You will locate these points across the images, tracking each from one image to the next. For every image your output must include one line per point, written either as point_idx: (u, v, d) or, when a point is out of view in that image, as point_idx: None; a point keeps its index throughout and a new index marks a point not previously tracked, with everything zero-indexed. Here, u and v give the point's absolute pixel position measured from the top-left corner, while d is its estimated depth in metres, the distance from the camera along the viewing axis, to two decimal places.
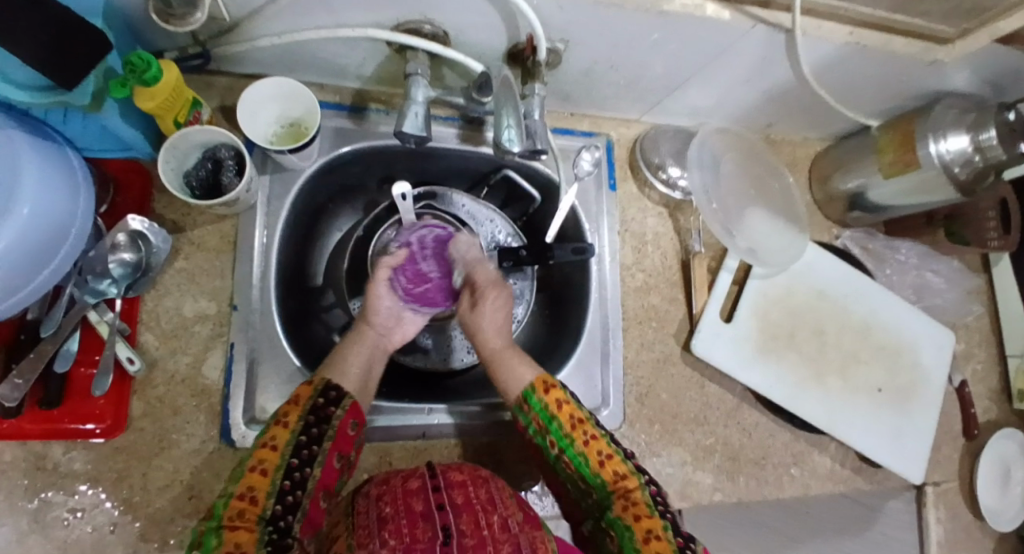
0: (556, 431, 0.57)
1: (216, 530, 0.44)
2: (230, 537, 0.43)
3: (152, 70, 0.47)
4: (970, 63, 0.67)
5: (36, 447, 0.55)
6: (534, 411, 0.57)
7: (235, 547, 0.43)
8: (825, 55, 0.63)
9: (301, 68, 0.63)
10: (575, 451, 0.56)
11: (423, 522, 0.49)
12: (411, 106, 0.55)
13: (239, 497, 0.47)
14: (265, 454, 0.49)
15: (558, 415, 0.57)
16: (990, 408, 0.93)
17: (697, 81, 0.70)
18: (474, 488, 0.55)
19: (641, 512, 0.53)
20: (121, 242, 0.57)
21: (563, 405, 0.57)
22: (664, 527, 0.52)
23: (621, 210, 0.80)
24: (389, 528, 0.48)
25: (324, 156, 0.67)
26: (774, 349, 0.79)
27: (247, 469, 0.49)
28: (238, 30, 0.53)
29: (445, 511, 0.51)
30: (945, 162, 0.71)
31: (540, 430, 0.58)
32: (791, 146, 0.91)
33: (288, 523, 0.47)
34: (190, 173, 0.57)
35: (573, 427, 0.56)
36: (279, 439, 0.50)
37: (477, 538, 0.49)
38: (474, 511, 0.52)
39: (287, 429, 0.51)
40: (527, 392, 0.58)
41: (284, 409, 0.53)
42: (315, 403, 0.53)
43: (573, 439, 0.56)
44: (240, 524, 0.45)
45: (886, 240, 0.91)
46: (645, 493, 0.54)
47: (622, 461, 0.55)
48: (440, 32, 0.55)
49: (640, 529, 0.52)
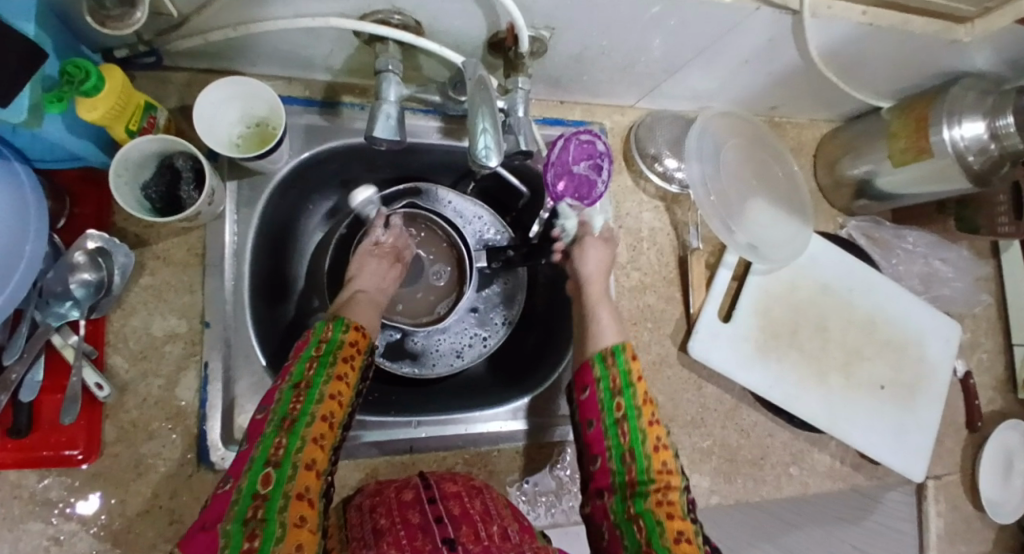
0: (629, 399, 0.56)
1: (298, 451, 0.43)
2: (309, 471, 0.42)
3: (93, 79, 0.43)
4: (992, 43, 0.62)
5: (7, 476, 0.52)
6: (618, 369, 0.57)
7: (308, 491, 0.41)
8: (837, 37, 0.58)
9: (263, 62, 0.58)
10: (637, 425, 0.55)
11: (422, 534, 0.47)
12: (383, 106, 0.50)
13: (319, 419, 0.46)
14: (341, 387, 0.48)
15: (636, 383, 0.57)
16: (994, 398, 0.91)
17: (697, 64, 0.66)
18: (468, 499, 0.53)
19: (675, 512, 0.51)
20: (81, 261, 0.54)
21: (639, 379, 0.58)
22: (693, 531, 0.51)
23: (616, 204, 0.76)
24: (387, 540, 0.47)
25: (296, 157, 0.63)
26: (776, 348, 0.76)
27: (325, 395, 0.47)
28: (189, 24, 0.49)
29: (443, 523, 0.48)
30: (959, 149, 0.67)
31: (611, 389, 0.57)
32: (796, 129, 0.86)
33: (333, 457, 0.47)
34: (149, 185, 0.52)
35: (645, 403, 0.56)
36: (350, 378, 0.50)
37: (481, 547, 0.46)
38: (472, 522, 0.50)
39: (356, 370, 0.51)
40: (618, 348, 0.59)
41: (350, 348, 0.51)
42: (370, 357, 0.53)
43: (641, 413, 0.55)
44: (314, 457, 0.43)
45: (894, 228, 0.87)
46: (681, 496, 0.53)
47: (674, 457, 0.55)
48: (411, 22, 0.50)
49: (672, 529, 0.50)
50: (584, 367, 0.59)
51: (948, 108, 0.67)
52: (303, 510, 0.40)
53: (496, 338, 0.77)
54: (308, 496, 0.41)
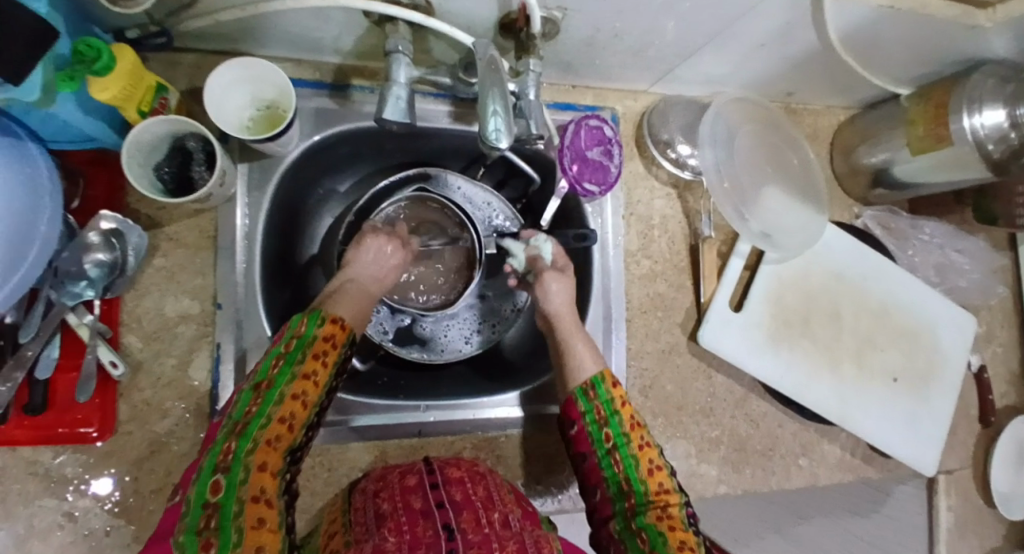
0: (616, 427, 0.57)
1: (251, 452, 0.43)
2: (262, 474, 0.43)
3: (104, 58, 0.43)
4: (1015, 28, 0.60)
5: (23, 453, 0.53)
6: (601, 399, 0.59)
7: (263, 492, 0.42)
8: (855, 19, 0.57)
9: (272, 43, 0.58)
10: (628, 451, 0.56)
11: (423, 520, 0.48)
12: (393, 89, 0.50)
13: (277, 420, 0.46)
14: (307, 386, 0.49)
15: (620, 411, 0.58)
16: (1009, 392, 0.90)
17: (711, 48, 0.64)
18: (472, 485, 0.54)
19: (676, 525, 0.52)
20: (94, 241, 0.54)
21: (624, 405, 0.59)
22: (697, 542, 0.52)
23: (627, 191, 0.75)
24: (388, 525, 0.48)
25: (306, 140, 0.63)
26: (787, 338, 0.76)
27: (286, 394, 0.47)
28: (199, 4, 0.49)
29: (445, 509, 0.50)
30: (979, 138, 0.65)
31: (597, 420, 0.58)
32: (812, 116, 0.85)
33: (298, 456, 0.48)
34: (161, 166, 0.53)
35: (632, 428, 0.58)
36: (317, 377, 0.50)
37: (481, 535, 0.47)
38: (474, 508, 0.51)
39: (326, 367, 0.51)
40: (597, 379, 0.60)
41: (321, 344, 0.51)
42: (347, 353, 0.53)
43: (630, 438, 0.57)
44: (269, 456, 0.44)
45: (910, 217, 0.86)
46: (681, 510, 0.54)
47: (668, 476, 0.56)
48: (422, 3, 0.50)
49: (675, 538, 0.51)
50: (568, 404, 0.60)
51: (969, 96, 0.66)
52: (259, 512, 0.41)
53: (505, 327, 0.77)
54: (263, 496, 0.42)
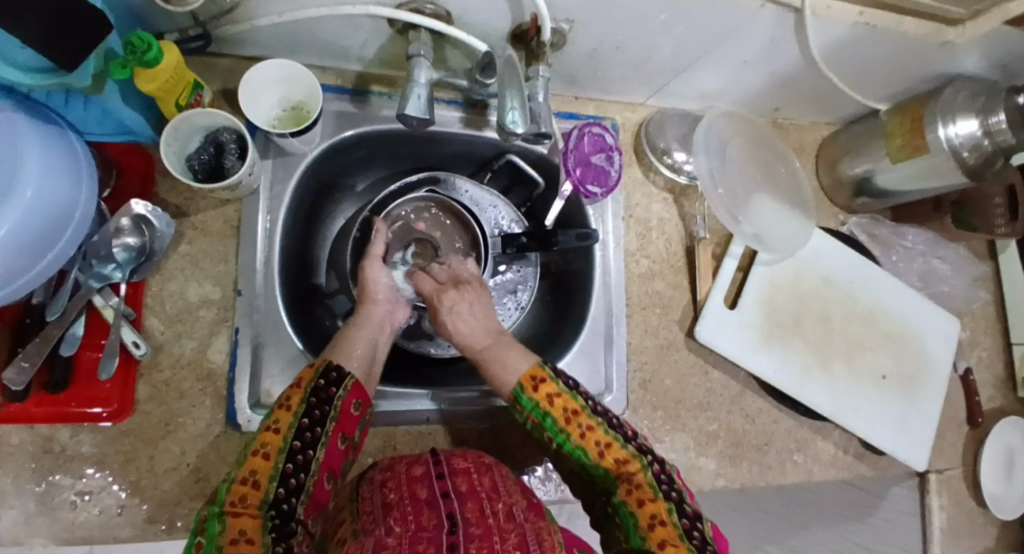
0: (552, 427, 0.55)
1: (219, 516, 0.43)
2: (234, 523, 0.43)
3: (153, 51, 0.46)
4: (983, 45, 0.66)
5: (43, 430, 0.55)
6: (527, 410, 0.55)
7: (241, 535, 0.43)
8: (835, 36, 0.62)
9: (300, 50, 0.63)
10: (573, 444, 0.55)
11: (428, 510, 0.45)
12: (413, 88, 0.54)
13: (242, 480, 0.46)
14: (267, 437, 0.48)
15: (551, 411, 0.55)
16: (995, 395, 0.93)
17: (704, 63, 0.69)
18: (478, 476, 0.51)
19: (645, 496, 0.51)
20: (125, 226, 0.57)
21: (552, 401, 0.55)
22: (669, 511, 0.50)
23: (626, 195, 0.79)
24: (394, 515, 0.45)
25: (327, 139, 0.67)
26: (780, 336, 0.79)
27: (250, 452, 0.48)
28: (239, 11, 0.53)
29: (450, 499, 0.47)
30: (954, 146, 0.70)
31: (535, 427, 0.56)
32: (799, 130, 0.90)
33: (291, 507, 0.47)
34: (192, 158, 0.57)
35: (568, 419, 0.54)
36: (282, 423, 0.49)
37: (483, 527, 0.44)
38: (478, 498, 0.48)
39: (289, 411, 0.50)
40: (516, 393, 0.55)
41: (286, 393, 0.52)
42: (317, 385, 0.52)
43: (568, 433, 0.54)
44: (242, 510, 0.44)
45: (893, 226, 0.91)
46: (648, 475, 0.53)
47: (622, 448, 0.54)
48: (443, 12, 0.54)
49: (644, 516, 0.50)
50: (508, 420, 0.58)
51: (943, 109, 0.71)
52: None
53: (507, 321, 0.79)
54: (241, 540, 0.42)
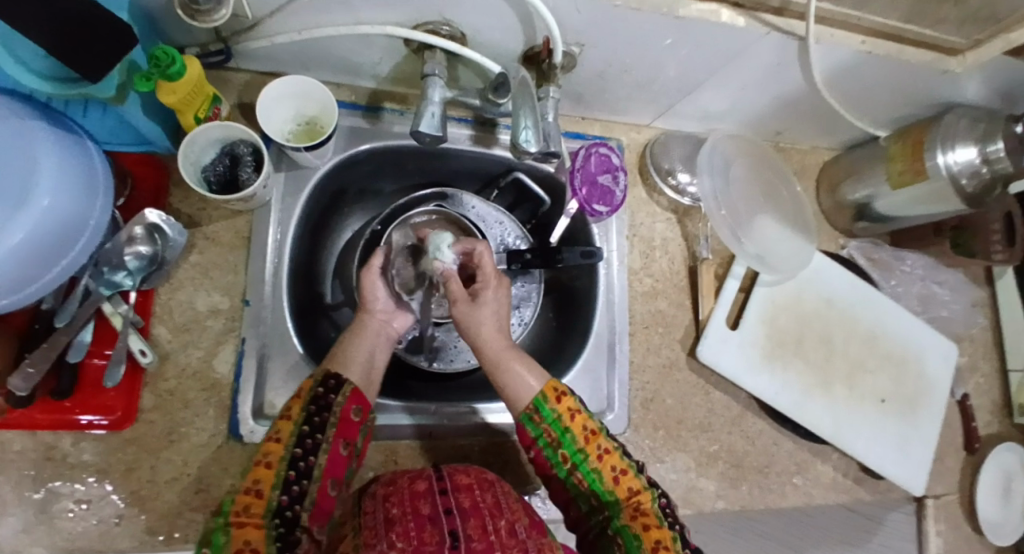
0: (569, 444, 0.55)
1: (224, 527, 0.44)
2: (240, 534, 0.43)
3: (177, 65, 0.48)
4: (981, 75, 0.68)
5: (45, 437, 0.55)
6: (548, 423, 0.55)
7: (246, 545, 0.43)
8: (838, 63, 0.63)
9: (316, 67, 0.64)
10: (588, 467, 0.55)
11: (431, 526, 0.46)
12: (428, 106, 0.56)
13: (246, 491, 0.46)
14: (270, 447, 0.49)
15: (571, 427, 0.55)
16: (993, 421, 0.93)
17: (709, 87, 0.71)
18: (481, 492, 0.51)
19: (650, 522, 0.53)
20: (138, 234, 0.58)
21: (575, 417, 0.56)
22: (672, 539, 0.53)
23: (631, 214, 0.81)
24: (397, 531, 0.45)
25: (339, 154, 0.68)
26: (781, 356, 0.80)
27: (254, 463, 0.48)
28: (259, 27, 0.54)
29: (452, 515, 0.47)
30: (953, 173, 0.72)
31: (551, 443, 0.55)
32: (800, 154, 0.92)
33: (294, 514, 0.47)
34: (207, 169, 0.58)
35: (588, 439, 0.55)
36: (282, 433, 0.50)
37: (485, 543, 0.45)
38: (481, 515, 0.48)
39: (289, 421, 0.50)
40: (540, 402, 0.55)
41: (286, 403, 0.52)
42: (316, 393, 0.52)
43: (587, 453, 0.55)
44: (247, 520, 0.45)
45: (892, 250, 0.92)
46: (655, 505, 0.54)
47: (636, 477, 0.55)
48: (458, 33, 0.56)
49: (649, 540, 0.52)
50: (518, 431, 0.56)
51: (943, 136, 0.72)
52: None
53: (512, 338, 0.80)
54: (248, 549, 0.43)
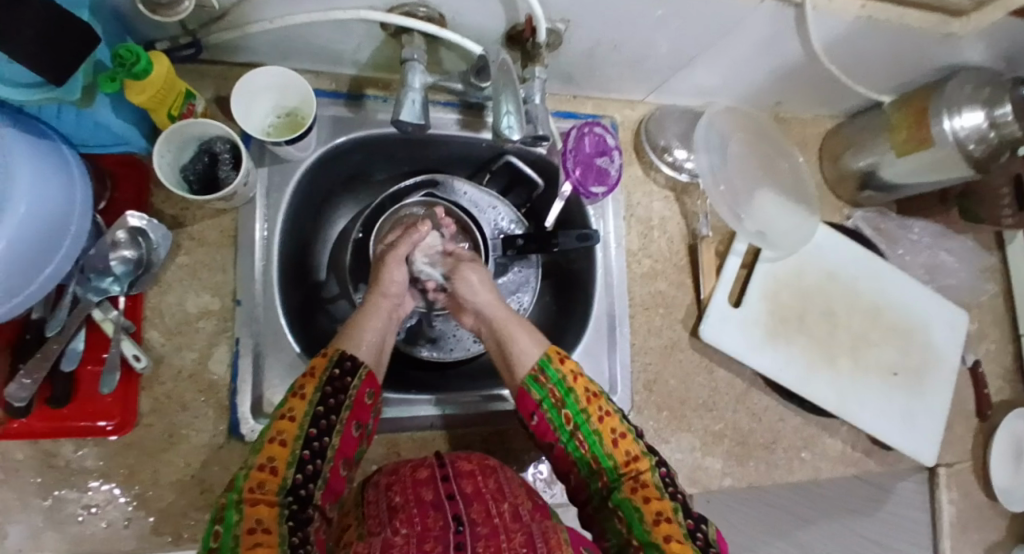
0: (572, 405, 0.54)
1: (237, 504, 0.43)
2: (252, 512, 0.42)
3: (142, 63, 0.46)
4: (986, 36, 0.64)
5: (46, 445, 0.55)
6: (553, 381, 0.55)
7: (259, 524, 0.42)
8: (837, 31, 0.60)
9: (294, 55, 0.62)
10: (589, 428, 0.53)
11: (433, 511, 0.45)
12: (408, 93, 0.53)
13: (259, 468, 0.45)
14: (283, 425, 0.47)
15: (574, 387, 0.55)
16: (1004, 388, 0.91)
17: (703, 59, 0.68)
18: (484, 477, 0.50)
19: (651, 494, 0.50)
20: (121, 239, 0.57)
21: (576, 379, 0.56)
22: (675, 510, 0.49)
23: (627, 194, 0.78)
24: (400, 517, 0.44)
25: (323, 145, 0.66)
26: (785, 333, 0.78)
27: (266, 441, 0.47)
28: (228, 18, 0.52)
29: (455, 500, 0.46)
30: (959, 139, 0.69)
31: (555, 404, 0.54)
32: (801, 124, 0.89)
33: (308, 492, 0.46)
34: (187, 167, 0.57)
35: (589, 399, 0.54)
36: (297, 411, 0.48)
37: (490, 527, 0.44)
38: (484, 500, 0.47)
39: (305, 402, 0.49)
40: (545, 360, 0.55)
41: (301, 381, 0.51)
42: (333, 374, 0.51)
43: (589, 414, 0.54)
44: (260, 497, 0.43)
45: (898, 219, 0.89)
46: (655, 475, 0.51)
47: (636, 441, 0.53)
48: (436, 15, 0.53)
49: (650, 510, 0.49)
50: (521, 395, 0.55)
51: (948, 102, 0.70)
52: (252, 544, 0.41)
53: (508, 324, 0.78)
54: (259, 529, 0.42)
